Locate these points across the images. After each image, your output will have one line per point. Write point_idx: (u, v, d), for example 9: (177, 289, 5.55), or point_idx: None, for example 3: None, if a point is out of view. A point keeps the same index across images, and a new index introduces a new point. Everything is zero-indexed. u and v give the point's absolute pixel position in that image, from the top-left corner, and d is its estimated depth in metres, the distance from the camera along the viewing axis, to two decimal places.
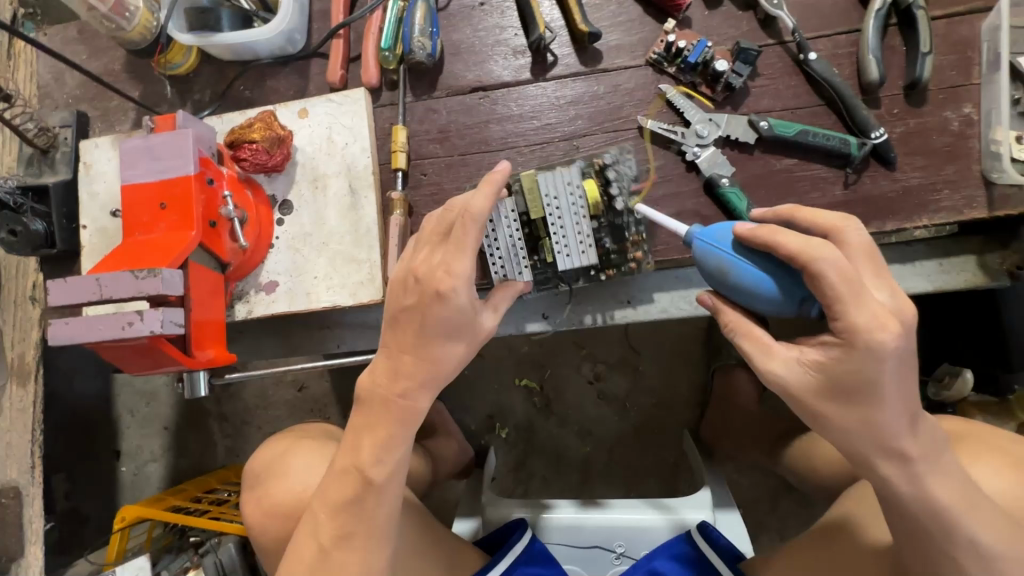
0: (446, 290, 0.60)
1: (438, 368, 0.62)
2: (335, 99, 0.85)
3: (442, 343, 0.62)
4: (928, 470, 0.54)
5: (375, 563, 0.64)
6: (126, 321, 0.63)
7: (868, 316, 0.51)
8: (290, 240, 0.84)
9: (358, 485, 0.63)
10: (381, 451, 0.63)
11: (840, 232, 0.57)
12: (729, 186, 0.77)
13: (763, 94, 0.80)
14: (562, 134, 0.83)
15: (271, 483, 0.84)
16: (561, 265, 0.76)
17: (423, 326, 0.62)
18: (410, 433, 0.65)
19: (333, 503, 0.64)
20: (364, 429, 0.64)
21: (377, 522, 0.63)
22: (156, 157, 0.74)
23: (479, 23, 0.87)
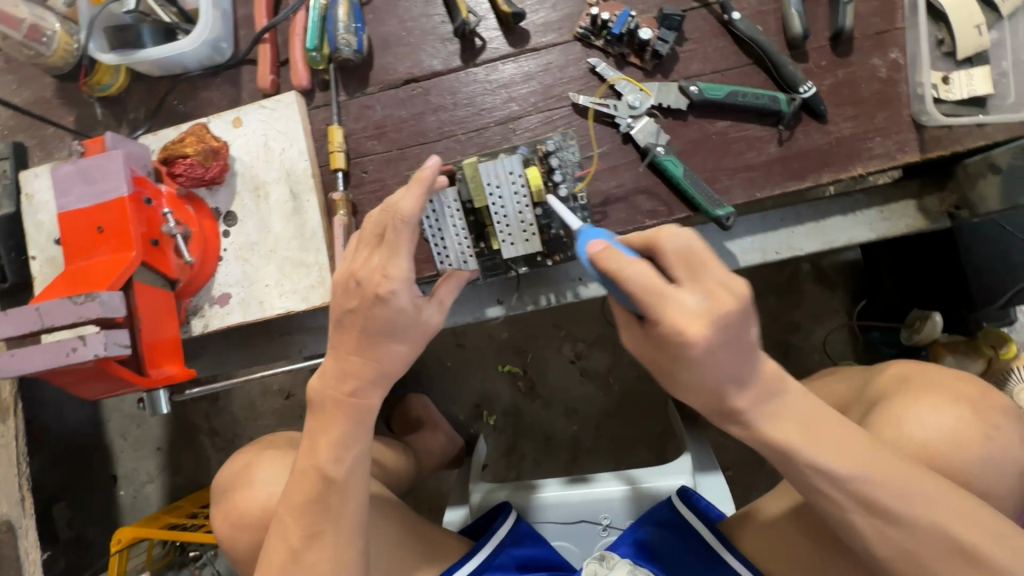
0: (386, 293, 0.59)
1: (385, 363, 0.62)
2: (268, 105, 0.84)
3: (388, 341, 0.61)
4: (761, 416, 0.55)
5: (347, 561, 0.64)
6: (70, 347, 0.63)
7: (670, 324, 0.51)
8: (237, 251, 0.84)
9: (322, 485, 0.64)
10: (337, 448, 0.63)
11: (660, 237, 0.53)
12: (665, 154, 0.77)
13: (692, 58, 0.80)
14: (497, 118, 0.83)
15: (240, 495, 0.85)
16: (504, 252, 0.76)
17: (366, 326, 0.60)
18: (366, 430, 0.65)
19: (297, 505, 0.64)
20: (319, 431, 0.64)
21: (344, 520, 0.64)
22: (88, 182, 0.73)
23: (405, 13, 0.86)
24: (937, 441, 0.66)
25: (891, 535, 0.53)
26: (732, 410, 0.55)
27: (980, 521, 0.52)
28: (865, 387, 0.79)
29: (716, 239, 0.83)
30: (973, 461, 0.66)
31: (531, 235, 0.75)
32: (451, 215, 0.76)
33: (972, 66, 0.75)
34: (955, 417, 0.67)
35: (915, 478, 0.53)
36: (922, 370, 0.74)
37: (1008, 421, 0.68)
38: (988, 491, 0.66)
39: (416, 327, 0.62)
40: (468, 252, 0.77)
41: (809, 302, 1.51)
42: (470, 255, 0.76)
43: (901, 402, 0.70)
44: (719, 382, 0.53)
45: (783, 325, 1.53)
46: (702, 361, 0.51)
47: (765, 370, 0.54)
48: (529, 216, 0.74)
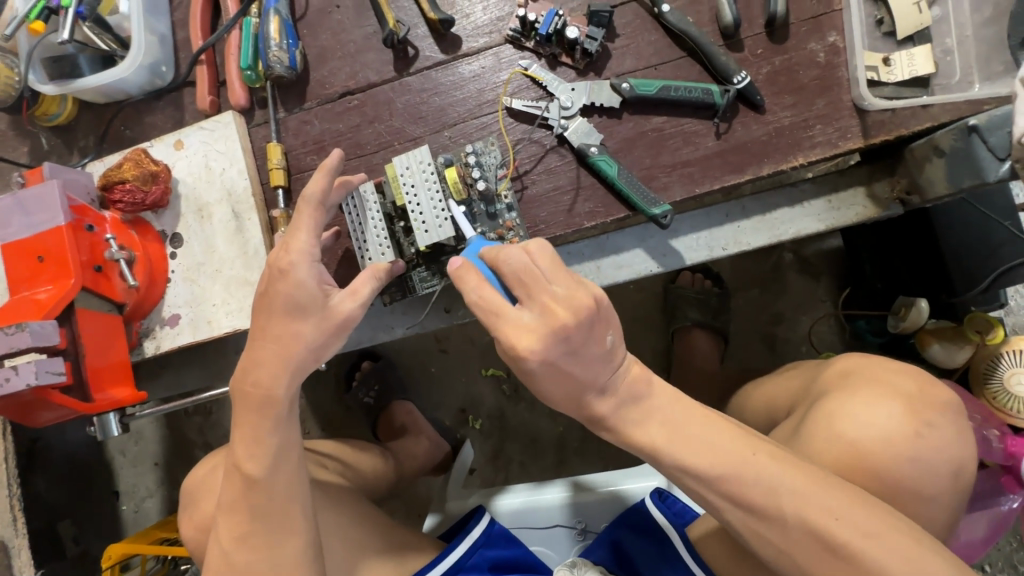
0: (286, 266, 0.63)
1: (287, 348, 0.64)
2: (207, 127, 0.85)
3: (286, 320, 0.63)
4: (625, 421, 0.56)
5: (283, 556, 0.65)
6: (4, 376, 0.65)
7: (505, 341, 0.55)
8: (185, 272, 0.85)
9: (244, 481, 0.65)
10: (253, 444, 0.65)
11: (501, 257, 0.57)
12: (599, 153, 0.76)
13: (624, 55, 0.78)
14: (432, 126, 0.82)
15: (202, 505, 0.81)
16: (419, 241, 0.73)
17: (270, 304, 0.64)
18: (276, 424, 0.66)
19: (227, 504, 0.66)
20: (236, 430, 0.66)
21: (275, 517, 0.65)
22: (28, 212, 0.75)
23: (339, 27, 0.86)
24: (867, 440, 0.64)
25: (759, 530, 0.53)
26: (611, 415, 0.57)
27: (851, 515, 0.51)
28: (812, 381, 0.76)
29: (660, 238, 0.81)
30: (901, 462, 0.63)
31: (444, 219, 0.72)
32: (371, 210, 0.76)
33: (914, 45, 0.72)
34: (889, 412, 0.65)
35: (786, 474, 0.53)
36: (864, 365, 0.71)
37: (945, 421, 0.65)
38: (917, 490, 0.63)
39: (322, 311, 0.64)
40: (387, 244, 0.75)
41: (794, 293, 1.49)
42: (388, 246, 0.75)
43: (837, 403, 0.67)
44: (591, 393, 0.56)
45: (764, 318, 1.52)
46: (542, 373, 0.55)
47: (627, 373, 0.57)
48: (441, 199, 0.73)
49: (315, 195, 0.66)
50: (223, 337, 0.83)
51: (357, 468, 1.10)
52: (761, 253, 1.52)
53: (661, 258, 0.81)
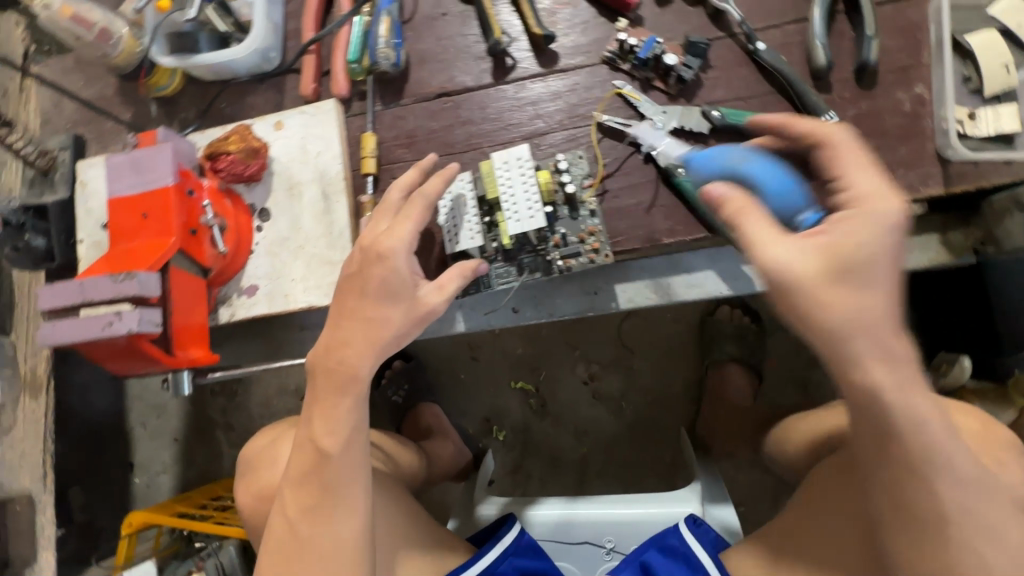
0: (386, 252, 0.66)
1: (375, 328, 0.66)
2: (308, 112, 0.89)
3: (378, 301, 0.66)
4: (898, 393, 0.49)
5: (341, 534, 0.66)
6: (107, 321, 0.67)
7: (870, 188, 0.52)
8: (269, 245, 0.88)
9: (318, 457, 0.66)
10: (331, 421, 0.66)
11: (826, 130, 0.57)
12: (684, 174, 0.79)
13: (715, 85, 0.81)
14: (522, 133, 0.86)
15: (263, 475, 0.82)
16: (509, 229, 0.75)
17: (364, 287, 0.67)
18: (356, 401, 0.67)
19: (295, 476, 0.68)
20: (313, 404, 0.67)
21: (338, 494, 0.66)
22: (139, 171, 0.79)
23: (442, 32, 0.90)
24: None
25: (986, 552, 0.50)
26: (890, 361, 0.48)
27: None
28: None
29: (731, 261, 0.83)
30: None
31: (537, 211, 0.75)
32: (465, 196, 0.78)
33: (1000, 103, 0.75)
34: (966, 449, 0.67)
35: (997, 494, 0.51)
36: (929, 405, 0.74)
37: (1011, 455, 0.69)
38: None
39: (408, 295, 0.67)
40: (477, 231, 0.77)
41: None
42: (477, 233, 0.77)
43: None
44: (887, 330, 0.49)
45: (800, 362, 1.52)
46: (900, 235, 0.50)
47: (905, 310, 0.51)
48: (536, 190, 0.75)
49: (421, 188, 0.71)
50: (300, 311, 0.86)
51: (397, 461, 1.10)
52: None
53: (731, 282, 0.83)
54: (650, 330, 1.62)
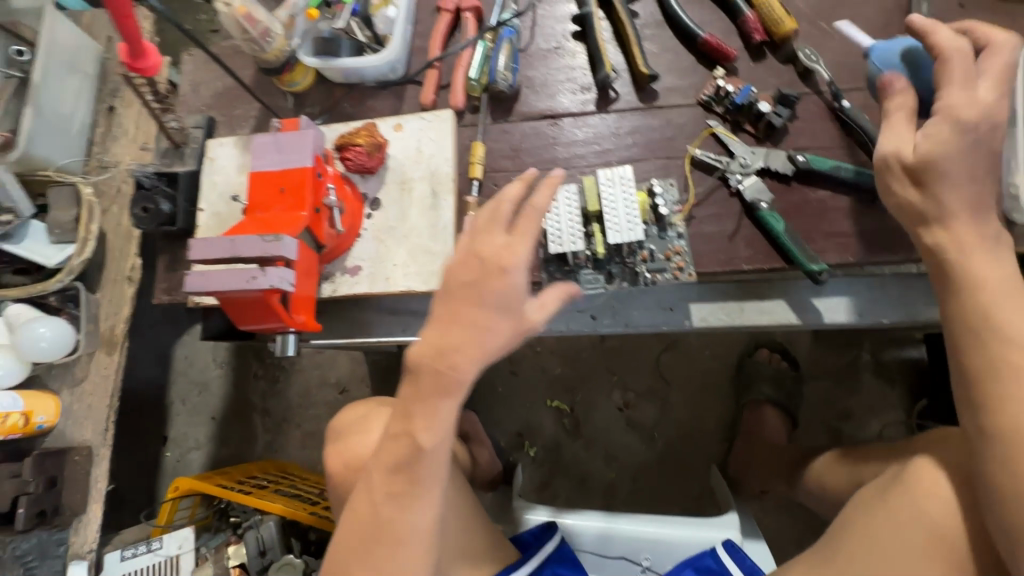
0: (507, 268, 0.66)
1: (483, 340, 0.67)
2: (426, 118, 0.99)
3: (492, 314, 0.67)
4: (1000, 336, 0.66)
5: (420, 524, 0.69)
6: (251, 275, 0.76)
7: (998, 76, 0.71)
8: (376, 232, 0.97)
9: (411, 451, 0.68)
10: (428, 421, 0.68)
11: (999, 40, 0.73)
12: (768, 209, 0.86)
13: (801, 134, 0.90)
14: (619, 157, 0.95)
15: (353, 441, 0.90)
16: (609, 239, 0.84)
17: (479, 298, 0.66)
18: (455, 403, 0.69)
19: (388, 463, 0.69)
20: (413, 399, 0.69)
21: (425, 484, 0.69)
22: (281, 151, 0.88)
23: (554, 62, 1.01)
24: None
25: None
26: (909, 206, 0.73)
27: None
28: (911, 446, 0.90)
29: (803, 294, 0.90)
30: None
31: (636, 225, 0.84)
32: (569, 205, 0.87)
33: None
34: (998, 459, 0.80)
35: None
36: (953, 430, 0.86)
37: None
38: None
39: (519, 312, 0.68)
40: (578, 237, 0.85)
41: (866, 393, 1.55)
42: (579, 238, 0.85)
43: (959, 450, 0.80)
44: (946, 196, 0.70)
45: (833, 412, 1.56)
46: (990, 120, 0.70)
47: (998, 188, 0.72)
48: (636, 208, 0.85)
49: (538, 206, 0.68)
50: (399, 293, 0.94)
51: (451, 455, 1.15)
52: (842, 349, 1.59)
53: (801, 313, 0.89)
54: (689, 365, 1.66)
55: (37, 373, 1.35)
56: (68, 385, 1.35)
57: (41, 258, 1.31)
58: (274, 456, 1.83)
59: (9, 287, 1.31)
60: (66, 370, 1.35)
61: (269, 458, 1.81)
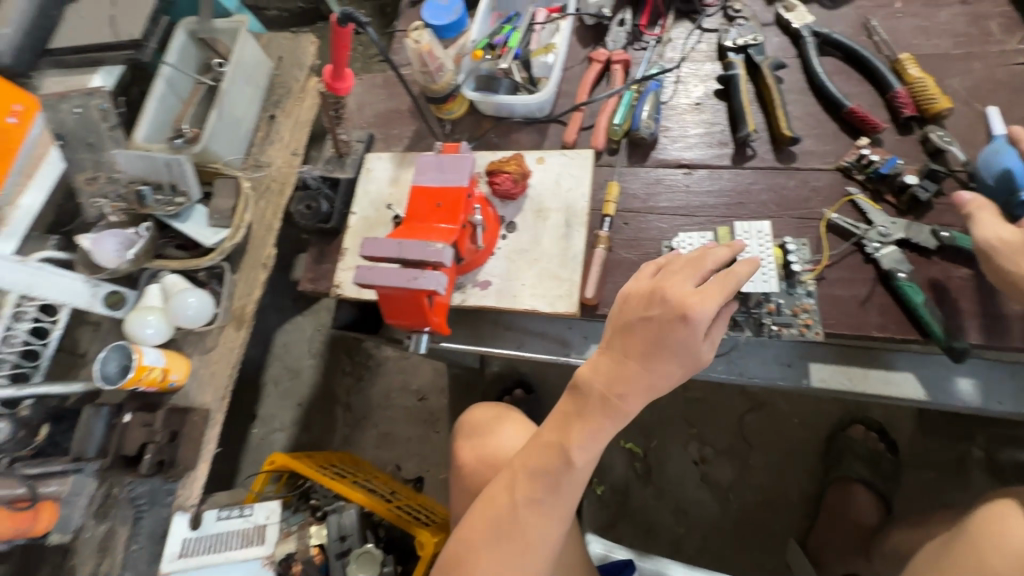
0: (692, 316, 0.70)
1: (653, 374, 0.73)
2: (569, 155, 1.07)
3: (667, 353, 0.72)
4: None
5: (549, 533, 0.74)
6: (413, 276, 0.86)
7: None
8: (508, 252, 1.04)
9: (561, 464, 0.74)
10: (583, 441, 0.74)
11: None
12: (906, 280, 0.86)
13: (946, 210, 0.90)
14: (752, 212, 0.98)
15: (490, 438, 1.02)
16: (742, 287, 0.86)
17: (658, 338, 0.72)
18: (613, 427, 0.76)
19: (535, 468, 0.75)
20: (575, 416, 0.75)
21: (564, 497, 0.75)
22: (442, 170, 0.98)
23: (694, 117, 1.07)
24: None
25: None
26: (1004, 241, 0.77)
27: None
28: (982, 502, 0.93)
29: (936, 369, 0.87)
30: None
31: (770, 277, 0.86)
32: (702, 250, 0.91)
33: None
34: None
35: None
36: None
37: None
38: None
39: (692, 352, 0.73)
40: None
41: (975, 493, 1.43)
42: None
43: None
44: None
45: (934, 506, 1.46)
46: None
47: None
48: (772, 262, 0.87)
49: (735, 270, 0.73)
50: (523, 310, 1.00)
51: None
52: (946, 440, 1.50)
53: (931, 389, 0.87)
54: (775, 429, 1.61)
55: (176, 337, 1.50)
56: (199, 350, 1.49)
57: (200, 238, 1.45)
58: (349, 450, 1.92)
59: (169, 259, 1.47)
60: (200, 338, 1.49)
61: (345, 451, 1.90)
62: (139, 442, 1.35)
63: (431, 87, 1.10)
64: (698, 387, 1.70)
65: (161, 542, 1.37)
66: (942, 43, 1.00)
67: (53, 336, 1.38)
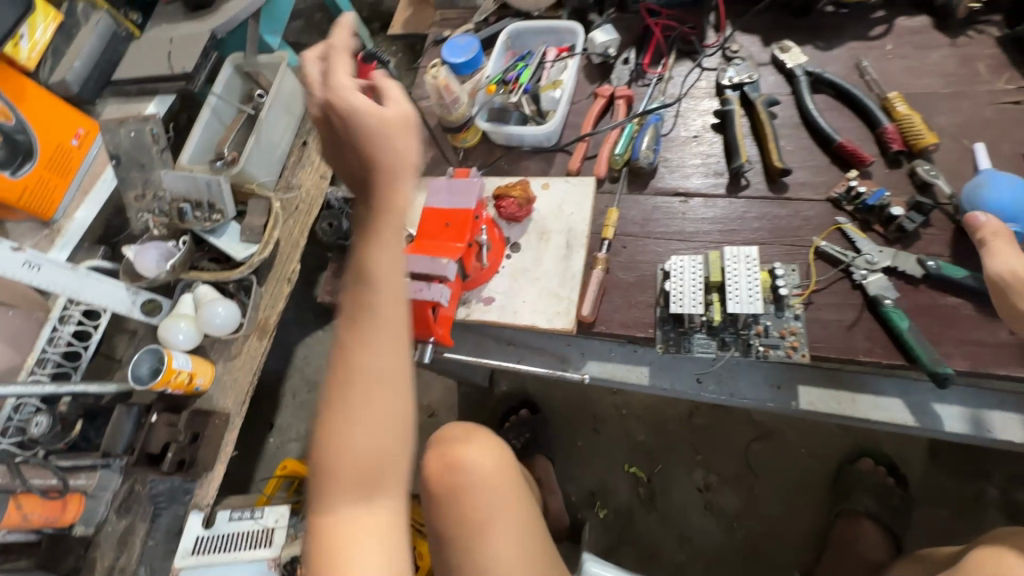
0: (343, 106, 0.63)
1: (388, 167, 0.62)
2: (572, 182, 1.14)
3: (375, 146, 0.62)
4: None
5: (389, 397, 0.60)
6: (419, 288, 0.94)
7: None
8: (512, 270, 1.11)
9: (353, 302, 0.61)
10: (376, 274, 0.61)
11: None
12: (892, 306, 0.89)
13: (933, 241, 0.93)
14: (744, 239, 1.03)
15: (452, 450, 1.01)
16: (728, 308, 0.91)
17: (363, 136, 0.62)
18: (400, 250, 0.63)
19: (344, 342, 0.61)
20: (356, 265, 0.62)
21: (384, 347, 0.60)
22: (452, 193, 1.06)
23: (692, 148, 1.14)
24: None
25: None
26: (1013, 274, 0.79)
27: None
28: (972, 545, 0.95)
29: (924, 397, 0.89)
30: None
31: (756, 298, 0.90)
32: (692, 272, 0.96)
33: None
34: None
35: None
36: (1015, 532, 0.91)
37: None
38: None
39: (399, 115, 0.63)
40: (699, 301, 0.93)
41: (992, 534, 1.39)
42: (699, 302, 0.93)
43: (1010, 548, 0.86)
44: None
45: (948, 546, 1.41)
46: None
47: None
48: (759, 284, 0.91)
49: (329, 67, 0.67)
50: (523, 326, 1.06)
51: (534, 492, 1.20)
52: (962, 477, 1.46)
53: (920, 416, 0.88)
54: (782, 459, 1.60)
55: (204, 343, 1.60)
56: (224, 357, 1.58)
57: (232, 252, 1.56)
58: None
59: (203, 271, 1.58)
60: (226, 345, 1.59)
61: None
62: (163, 441, 1.43)
63: (446, 117, 1.20)
64: (703, 414, 1.70)
65: (177, 539, 1.45)
66: (932, 83, 1.04)
67: (93, 338, 1.48)
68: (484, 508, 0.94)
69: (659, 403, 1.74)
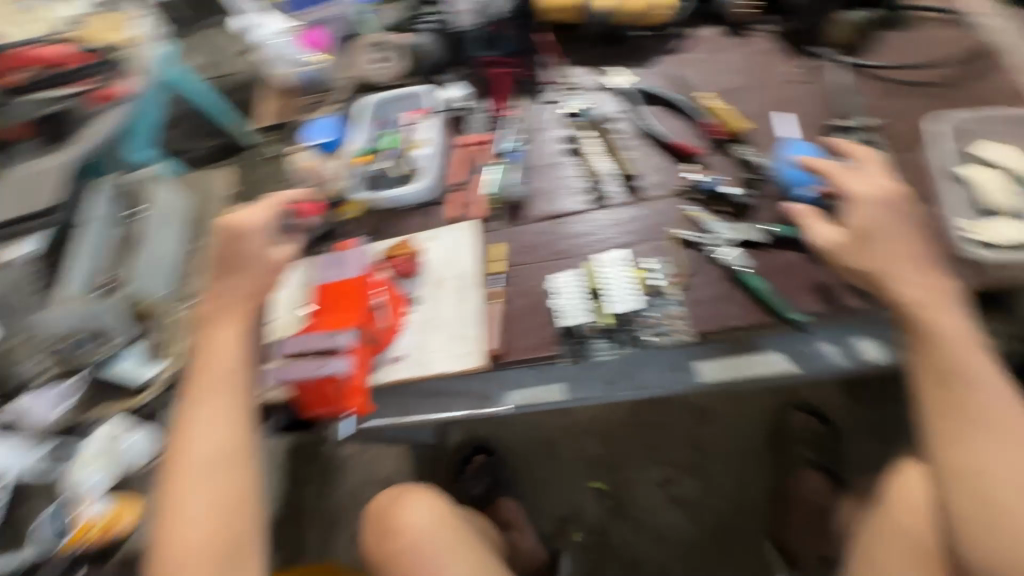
0: (241, 229, 0.95)
1: (229, 300, 0.93)
2: (453, 229, 1.19)
3: (232, 283, 0.94)
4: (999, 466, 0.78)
5: (227, 492, 0.85)
6: (318, 364, 1.00)
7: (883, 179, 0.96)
8: (416, 323, 1.10)
9: (186, 433, 0.87)
10: (205, 407, 0.87)
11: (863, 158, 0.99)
12: (747, 271, 1.01)
13: (767, 209, 1.07)
14: (616, 244, 1.11)
15: (391, 512, 1.05)
16: (609, 309, 1.02)
17: (228, 271, 0.95)
18: (231, 370, 0.89)
19: (184, 464, 0.85)
20: (195, 396, 0.88)
21: (220, 457, 0.85)
22: (338, 267, 1.14)
23: (556, 172, 1.22)
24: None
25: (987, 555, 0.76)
26: (835, 242, 0.90)
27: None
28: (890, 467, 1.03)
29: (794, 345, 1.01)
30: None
31: (631, 295, 1.02)
32: (574, 286, 1.06)
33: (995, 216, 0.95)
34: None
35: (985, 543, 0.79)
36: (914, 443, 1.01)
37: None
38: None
39: (260, 261, 0.96)
40: (585, 311, 1.03)
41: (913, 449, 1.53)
42: (584, 310, 1.03)
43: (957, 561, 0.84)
44: (875, 254, 0.87)
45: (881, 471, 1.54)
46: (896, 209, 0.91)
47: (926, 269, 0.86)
48: (627, 284, 1.03)
49: (250, 231, 0.95)
50: (442, 375, 1.04)
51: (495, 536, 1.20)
52: (875, 406, 1.61)
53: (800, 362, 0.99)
54: (725, 435, 1.68)
55: None
56: (148, 490, 1.47)
57: None
58: (325, 559, 1.85)
59: None
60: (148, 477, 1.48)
61: (321, 559, 1.84)
62: None
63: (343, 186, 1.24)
64: (647, 412, 1.76)
65: None
66: (733, 78, 1.21)
67: None
68: (428, 563, 0.98)
69: (604, 414, 1.78)
